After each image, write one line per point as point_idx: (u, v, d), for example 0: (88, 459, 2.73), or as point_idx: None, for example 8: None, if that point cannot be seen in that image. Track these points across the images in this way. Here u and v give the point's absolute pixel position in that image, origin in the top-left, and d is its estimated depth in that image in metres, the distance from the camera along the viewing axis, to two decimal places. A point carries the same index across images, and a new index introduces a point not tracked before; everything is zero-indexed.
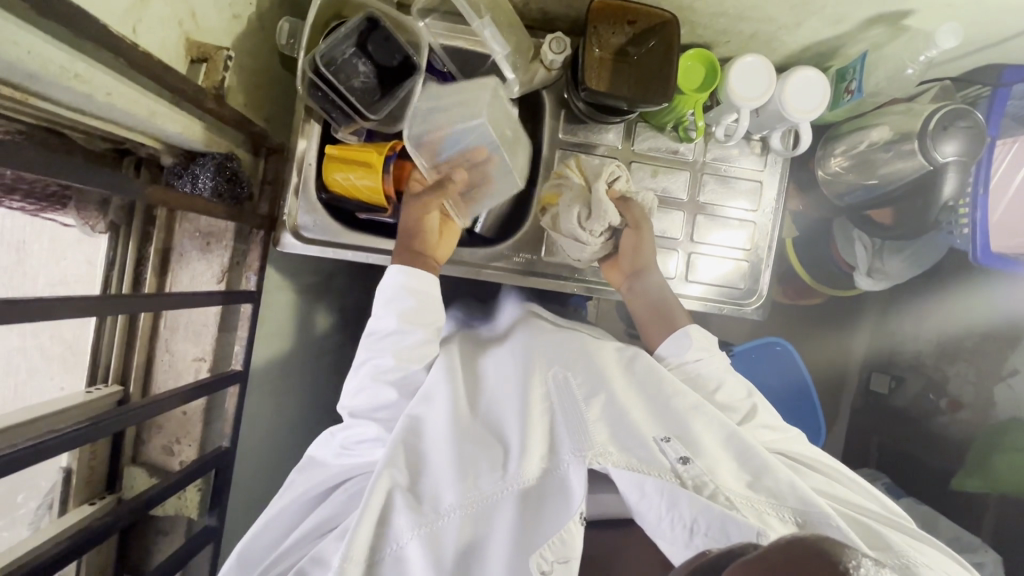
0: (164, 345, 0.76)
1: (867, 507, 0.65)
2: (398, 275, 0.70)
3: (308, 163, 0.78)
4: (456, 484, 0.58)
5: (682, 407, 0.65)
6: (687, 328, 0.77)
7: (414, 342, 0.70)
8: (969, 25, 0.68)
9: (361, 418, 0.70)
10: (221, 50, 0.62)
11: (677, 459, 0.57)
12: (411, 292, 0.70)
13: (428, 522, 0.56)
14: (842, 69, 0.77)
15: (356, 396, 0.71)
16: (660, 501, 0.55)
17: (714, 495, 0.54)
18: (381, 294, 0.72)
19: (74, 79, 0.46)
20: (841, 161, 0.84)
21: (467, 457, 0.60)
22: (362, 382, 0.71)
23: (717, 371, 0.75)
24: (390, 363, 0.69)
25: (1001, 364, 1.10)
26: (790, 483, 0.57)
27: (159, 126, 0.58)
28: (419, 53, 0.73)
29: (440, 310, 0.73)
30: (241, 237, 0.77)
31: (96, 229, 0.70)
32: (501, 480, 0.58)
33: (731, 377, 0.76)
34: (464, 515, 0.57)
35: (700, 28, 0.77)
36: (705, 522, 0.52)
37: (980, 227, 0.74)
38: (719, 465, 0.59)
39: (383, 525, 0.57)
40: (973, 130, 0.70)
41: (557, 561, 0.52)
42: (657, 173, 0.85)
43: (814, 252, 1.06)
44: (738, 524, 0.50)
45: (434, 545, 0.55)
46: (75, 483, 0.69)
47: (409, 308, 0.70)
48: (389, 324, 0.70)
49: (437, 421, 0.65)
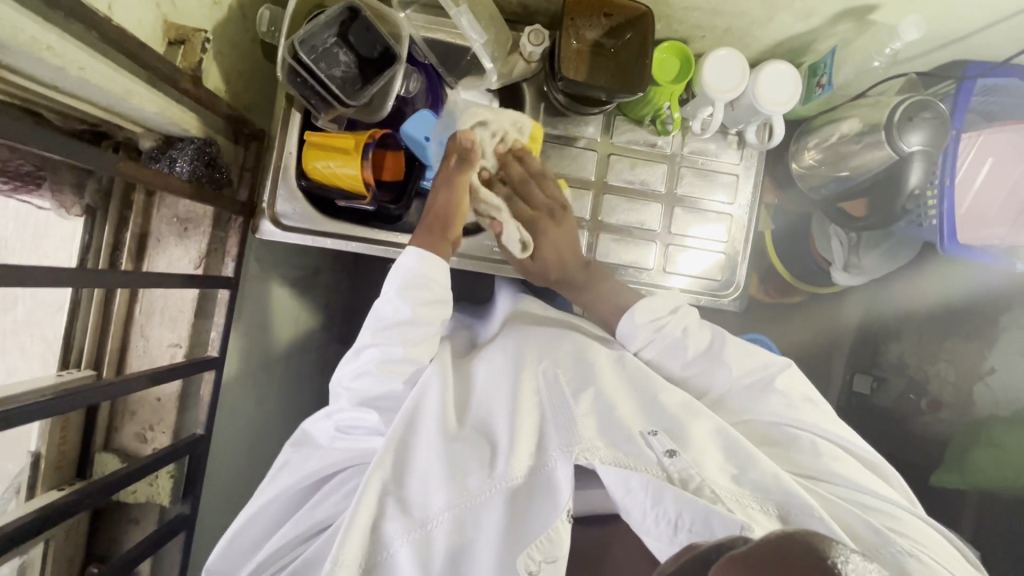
0: (139, 330, 0.76)
1: (859, 490, 0.61)
2: (418, 262, 0.67)
3: (287, 151, 0.79)
4: (445, 487, 0.57)
5: (666, 399, 0.66)
6: (634, 308, 0.73)
7: (422, 335, 0.67)
8: (932, 20, 0.70)
9: (361, 406, 0.66)
10: (198, 32, 0.63)
11: (664, 453, 0.58)
12: (428, 282, 0.67)
13: (418, 526, 0.56)
14: (813, 64, 0.79)
15: (358, 380, 0.66)
16: (645, 498, 0.54)
17: (701, 490, 0.54)
18: (394, 279, 0.68)
19: (47, 52, 0.48)
20: (814, 154, 0.86)
21: (455, 457, 0.59)
22: (365, 366, 0.66)
23: (675, 336, 0.73)
24: (401, 353, 0.65)
25: (979, 364, 1.14)
26: (776, 476, 0.57)
27: (135, 106, 0.59)
28: (399, 43, 0.75)
29: (449, 305, 0.70)
30: (219, 224, 0.77)
31: (71, 213, 0.69)
32: (489, 479, 0.57)
33: (694, 334, 0.73)
34: (454, 519, 0.56)
35: (676, 23, 0.79)
36: (690, 516, 0.52)
37: (947, 217, 0.75)
38: (705, 457, 0.59)
39: (373, 532, 0.57)
40: (937, 121, 0.72)
41: (545, 560, 0.52)
42: (635, 166, 0.87)
43: (793, 249, 1.07)
44: (722, 517, 0.51)
45: (424, 550, 0.55)
46: (44, 468, 0.68)
47: (423, 300, 0.67)
48: (402, 313, 0.66)
49: (427, 418, 0.63)
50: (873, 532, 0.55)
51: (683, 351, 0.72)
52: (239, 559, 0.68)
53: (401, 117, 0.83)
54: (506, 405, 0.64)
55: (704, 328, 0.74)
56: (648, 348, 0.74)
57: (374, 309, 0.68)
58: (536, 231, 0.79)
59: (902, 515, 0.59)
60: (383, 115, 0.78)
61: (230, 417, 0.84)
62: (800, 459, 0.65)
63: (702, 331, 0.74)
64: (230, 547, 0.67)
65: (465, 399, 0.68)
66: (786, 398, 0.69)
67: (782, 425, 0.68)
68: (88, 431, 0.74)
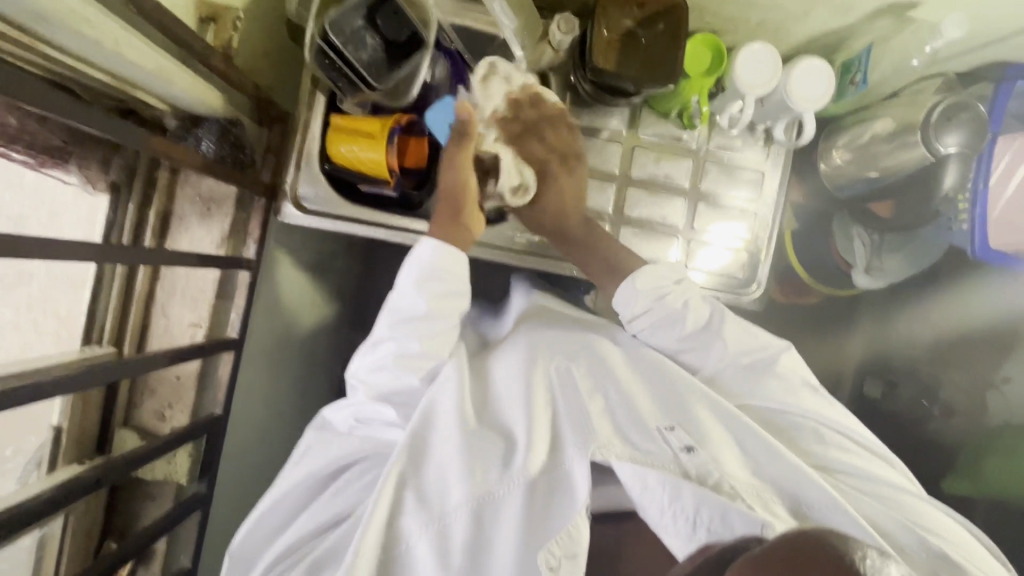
0: (161, 309, 0.76)
1: (871, 481, 0.62)
2: (434, 252, 0.64)
3: (311, 135, 0.78)
4: (463, 482, 0.57)
5: (688, 394, 0.63)
6: (634, 277, 0.70)
7: (437, 328, 0.65)
8: (973, 18, 0.69)
9: (378, 401, 0.65)
10: (231, 12, 0.65)
11: (682, 449, 0.57)
12: (443, 273, 0.65)
13: (435, 520, 0.56)
14: (848, 61, 0.77)
15: (375, 373, 0.65)
16: (662, 495, 0.55)
17: (719, 486, 0.54)
18: (409, 270, 0.66)
19: (84, 26, 0.48)
20: (843, 154, 0.85)
21: (473, 453, 0.59)
22: (381, 361, 0.65)
23: (676, 308, 0.69)
24: (417, 348, 0.64)
25: (993, 372, 1.14)
26: (798, 469, 0.57)
27: (165, 83, 0.58)
28: (427, 28, 0.74)
29: (465, 294, 0.67)
30: (242, 205, 0.77)
31: (97, 189, 0.69)
32: (506, 475, 0.57)
33: (694, 307, 0.70)
34: (472, 514, 0.56)
35: (709, 14, 0.78)
36: (708, 514, 0.52)
37: (980, 221, 0.76)
38: (724, 454, 0.58)
39: (393, 525, 0.57)
40: (976, 123, 0.70)
41: (564, 555, 0.54)
42: (660, 160, 0.86)
43: (813, 249, 1.06)
44: (740, 513, 0.51)
45: (442, 542, 0.56)
46: (65, 442, 0.69)
47: (436, 292, 0.64)
48: (418, 307, 0.64)
49: (444, 413, 0.62)
50: (899, 527, 0.57)
51: (679, 326, 0.69)
52: (262, 542, 0.68)
53: (426, 105, 0.82)
54: (520, 401, 0.63)
55: (701, 301, 0.71)
56: (644, 320, 0.70)
57: (387, 302, 0.67)
58: (547, 176, 0.76)
59: (918, 506, 0.61)
60: (409, 101, 0.78)
61: (246, 399, 0.85)
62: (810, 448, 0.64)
63: (701, 304, 0.70)
64: (252, 531, 0.67)
65: (481, 396, 0.67)
66: (787, 381, 0.67)
67: (793, 415, 0.66)
68: (108, 406, 0.74)
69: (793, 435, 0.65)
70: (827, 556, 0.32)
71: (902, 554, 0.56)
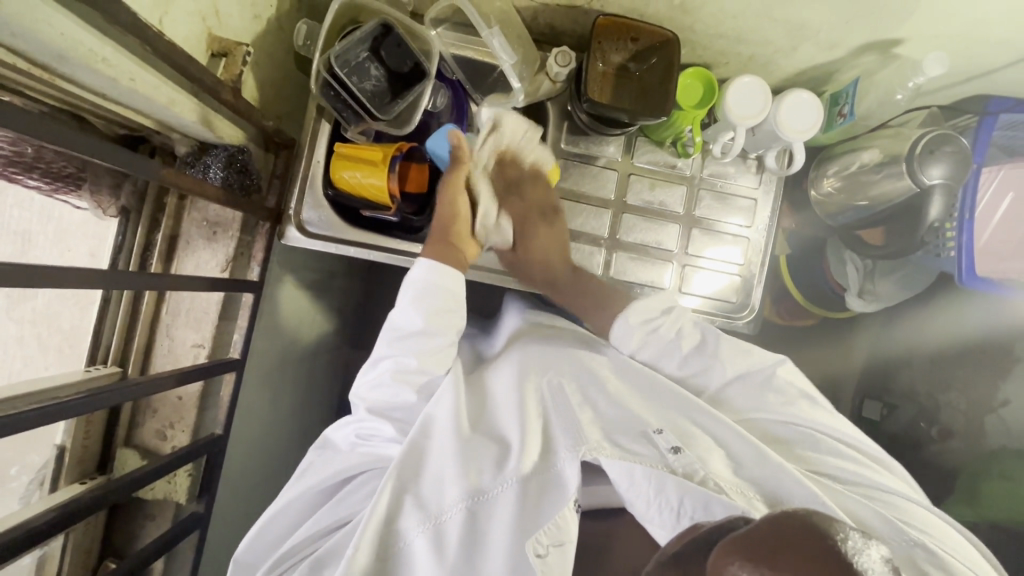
0: (165, 330, 0.77)
1: (868, 485, 0.63)
2: (429, 272, 0.67)
3: (315, 161, 0.81)
4: (459, 482, 0.57)
5: (673, 399, 0.66)
6: (626, 313, 0.72)
7: (434, 345, 0.67)
8: (954, 55, 0.72)
9: (377, 415, 0.67)
10: (240, 46, 0.66)
11: (669, 449, 0.57)
12: (439, 291, 0.67)
13: (431, 518, 0.56)
14: (835, 94, 0.80)
15: (375, 388, 0.67)
16: (648, 487, 0.55)
17: (705, 481, 0.54)
18: (406, 291, 0.68)
19: (101, 64, 0.50)
20: (833, 182, 0.88)
21: (468, 455, 0.59)
22: (382, 377, 0.67)
23: (671, 337, 0.71)
24: (414, 363, 0.66)
25: (993, 396, 1.15)
26: (775, 465, 0.58)
27: (176, 115, 0.61)
28: (429, 60, 0.77)
29: (462, 313, 0.69)
30: (247, 229, 0.79)
31: (107, 213, 0.71)
32: (500, 475, 0.58)
33: (687, 332, 0.72)
34: (467, 513, 0.56)
35: (700, 49, 0.81)
36: (692, 503, 0.53)
37: (966, 250, 0.77)
38: (709, 454, 0.59)
39: (389, 525, 0.57)
40: (958, 155, 0.72)
41: (551, 544, 0.53)
42: (654, 187, 0.88)
43: (807, 273, 1.07)
44: (723, 504, 0.51)
45: (439, 542, 0.55)
46: (67, 461, 0.70)
47: (432, 309, 0.66)
48: (414, 322, 0.66)
49: (441, 420, 0.63)
50: (884, 524, 0.57)
51: (676, 351, 0.71)
52: (263, 553, 0.68)
53: (426, 131, 0.85)
54: (514, 407, 0.65)
55: (692, 326, 0.73)
56: (643, 347, 0.72)
57: (388, 323, 0.69)
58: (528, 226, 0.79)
59: (913, 510, 0.61)
60: (411, 128, 0.79)
61: (245, 419, 0.85)
62: (807, 454, 0.66)
63: (693, 330, 0.73)
64: (254, 542, 0.67)
65: (479, 404, 0.67)
66: (782, 395, 0.68)
67: (787, 425, 0.67)
68: (111, 425, 0.75)
69: (787, 439, 0.67)
70: (809, 530, 0.32)
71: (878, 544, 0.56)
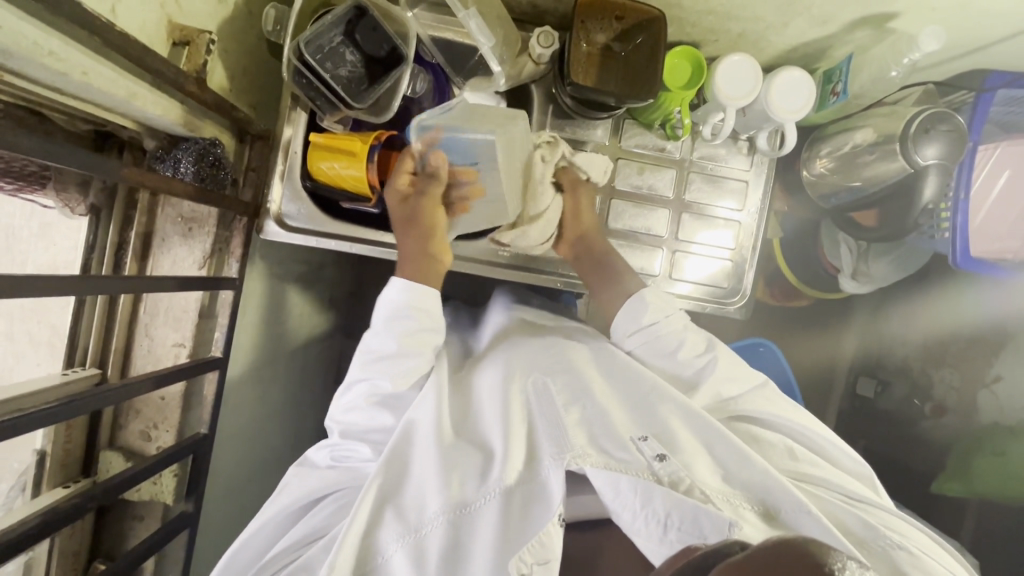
0: (144, 330, 0.75)
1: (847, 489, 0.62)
2: (403, 293, 0.66)
3: (292, 153, 0.79)
4: (439, 494, 0.56)
5: (660, 402, 0.64)
6: (641, 293, 0.73)
7: (410, 368, 0.65)
8: (951, 28, 0.69)
9: (351, 437, 0.66)
10: (203, 34, 0.63)
11: (654, 457, 0.57)
12: (413, 312, 0.65)
13: (411, 531, 0.56)
14: (829, 71, 0.77)
15: (349, 413, 0.66)
16: (633, 498, 0.54)
17: (690, 491, 0.54)
18: (381, 312, 0.67)
19: (49, 57, 0.47)
20: (826, 163, 0.86)
21: (450, 465, 0.58)
22: (356, 400, 0.66)
23: (676, 331, 0.72)
24: (388, 386, 0.64)
25: (985, 372, 1.11)
26: (763, 472, 0.57)
27: (139, 109, 0.58)
28: (406, 43, 0.73)
29: (437, 334, 0.68)
30: (224, 223, 0.76)
31: (76, 212, 0.69)
32: (483, 486, 0.56)
33: (690, 334, 0.72)
34: (449, 526, 0.55)
35: (689, 26, 0.78)
36: (678, 516, 0.52)
37: (961, 231, 0.75)
38: (695, 461, 0.58)
39: (369, 537, 0.56)
40: (953, 135, 0.70)
41: (536, 562, 0.52)
42: (644, 170, 0.85)
43: (800, 255, 1.06)
44: (711, 516, 0.52)
45: (419, 557, 0.55)
46: (49, 466, 0.69)
47: (406, 332, 0.65)
48: (388, 345, 0.65)
49: (423, 429, 0.62)
50: (862, 526, 0.57)
51: (676, 351, 0.70)
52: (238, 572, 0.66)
53: (408, 117, 0.82)
54: (496, 412, 0.63)
55: (698, 336, 0.72)
56: (644, 336, 0.72)
57: (363, 345, 0.67)
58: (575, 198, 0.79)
59: (885, 515, 0.60)
60: (389, 117, 0.76)
61: (234, 415, 0.84)
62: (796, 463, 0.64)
63: (697, 336, 0.72)
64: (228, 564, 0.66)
65: (462, 411, 0.66)
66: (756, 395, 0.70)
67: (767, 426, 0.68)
68: (93, 428, 0.74)
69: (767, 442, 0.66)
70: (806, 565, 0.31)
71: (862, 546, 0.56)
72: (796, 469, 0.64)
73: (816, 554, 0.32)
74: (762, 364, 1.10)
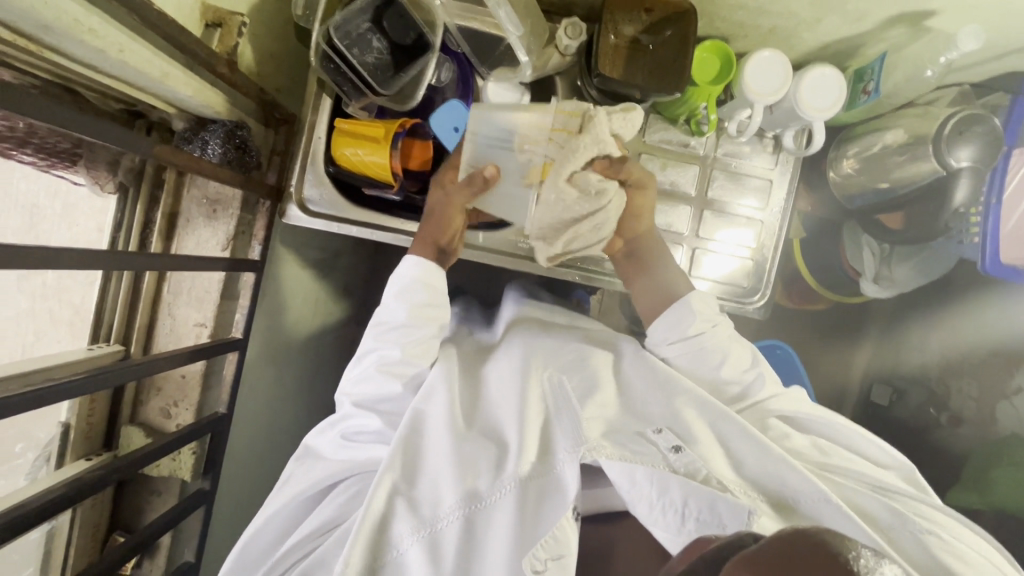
0: (167, 309, 0.77)
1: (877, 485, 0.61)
2: (415, 267, 0.68)
3: (317, 137, 0.79)
4: (453, 487, 0.56)
5: (676, 396, 0.64)
6: (688, 299, 0.70)
7: (419, 337, 0.68)
8: (991, 28, 0.67)
9: (363, 410, 0.67)
10: (235, 16, 0.64)
11: (670, 448, 0.57)
12: (423, 286, 0.68)
13: (426, 526, 0.55)
14: (860, 70, 0.76)
15: (360, 384, 0.68)
16: (649, 489, 0.54)
17: (708, 479, 0.54)
18: (393, 285, 0.70)
19: (88, 34, 0.48)
20: (853, 163, 0.86)
21: (464, 458, 0.59)
22: (368, 371, 0.68)
23: (721, 340, 0.70)
24: (398, 355, 0.67)
25: (1006, 382, 1.07)
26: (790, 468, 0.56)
27: (171, 88, 0.59)
28: (434, 31, 0.72)
29: (446, 308, 0.70)
30: (247, 207, 0.77)
31: (105, 189, 0.70)
32: (498, 480, 0.56)
33: (734, 345, 0.71)
34: (464, 520, 0.55)
35: (719, 20, 0.77)
36: (696, 505, 0.52)
37: (991, 237, 0.74)
38: (711, 453, 0.59)
39: (383, 531, 0.56)
40: (988, 137, 0.69)
41: (551, 558, 0.51)
42: (666, 166, 0.85)
43: (822, 257, 1.05)
44: (727, 504, 0.51)
45: (434, 550, 0.54)
46: (73, 437, 0.71)
47: (415, 302, 0.68)
48: (398, 316, 0.68)
49: (436, 420, 0.62)
50: (888, 515, 0.56)
51: (718, 358, 0.70)
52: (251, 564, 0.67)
53: (431, 107, 0.83)
54: (512, 408, 0.63)
55: (742, 349, 0.72)
56: (688, 342, 0.70)
57: (377, 318, 0.71)
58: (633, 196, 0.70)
59: (927, 511, 0.58)
60: (415, 104, 0.76)
61: (250, 397, 0.85)
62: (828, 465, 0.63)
63: (741, 348, 0.72)
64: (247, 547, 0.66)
65: (476, 405, 0.67)
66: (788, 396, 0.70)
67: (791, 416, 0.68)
68: (116, 403, 0.76)
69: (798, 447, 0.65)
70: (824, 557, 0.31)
71: (889, 540, 0.55)
72: (821, 462, 0.63)
73: (830, 543, 0.32)
74: (779, 365, 1.09)
